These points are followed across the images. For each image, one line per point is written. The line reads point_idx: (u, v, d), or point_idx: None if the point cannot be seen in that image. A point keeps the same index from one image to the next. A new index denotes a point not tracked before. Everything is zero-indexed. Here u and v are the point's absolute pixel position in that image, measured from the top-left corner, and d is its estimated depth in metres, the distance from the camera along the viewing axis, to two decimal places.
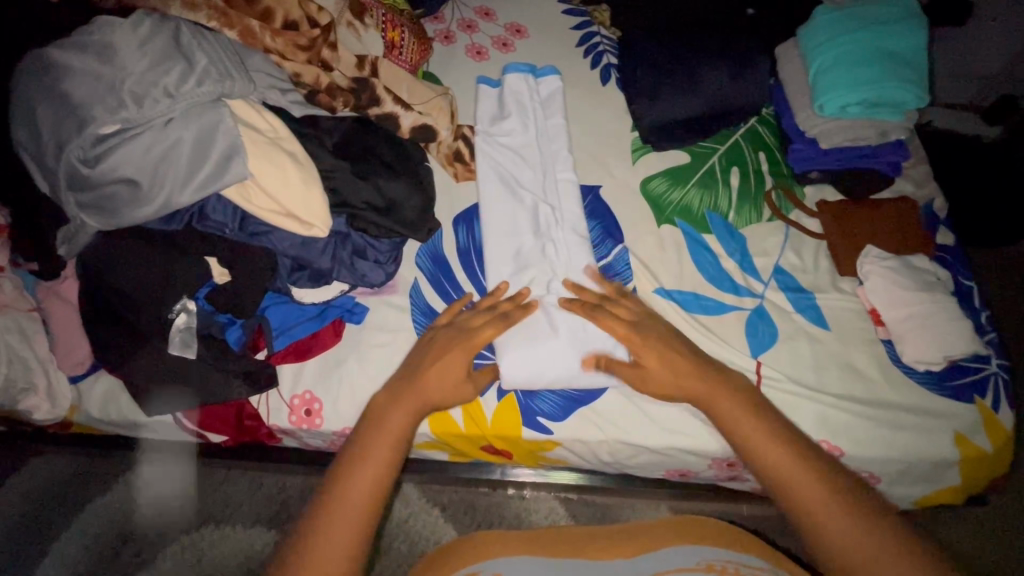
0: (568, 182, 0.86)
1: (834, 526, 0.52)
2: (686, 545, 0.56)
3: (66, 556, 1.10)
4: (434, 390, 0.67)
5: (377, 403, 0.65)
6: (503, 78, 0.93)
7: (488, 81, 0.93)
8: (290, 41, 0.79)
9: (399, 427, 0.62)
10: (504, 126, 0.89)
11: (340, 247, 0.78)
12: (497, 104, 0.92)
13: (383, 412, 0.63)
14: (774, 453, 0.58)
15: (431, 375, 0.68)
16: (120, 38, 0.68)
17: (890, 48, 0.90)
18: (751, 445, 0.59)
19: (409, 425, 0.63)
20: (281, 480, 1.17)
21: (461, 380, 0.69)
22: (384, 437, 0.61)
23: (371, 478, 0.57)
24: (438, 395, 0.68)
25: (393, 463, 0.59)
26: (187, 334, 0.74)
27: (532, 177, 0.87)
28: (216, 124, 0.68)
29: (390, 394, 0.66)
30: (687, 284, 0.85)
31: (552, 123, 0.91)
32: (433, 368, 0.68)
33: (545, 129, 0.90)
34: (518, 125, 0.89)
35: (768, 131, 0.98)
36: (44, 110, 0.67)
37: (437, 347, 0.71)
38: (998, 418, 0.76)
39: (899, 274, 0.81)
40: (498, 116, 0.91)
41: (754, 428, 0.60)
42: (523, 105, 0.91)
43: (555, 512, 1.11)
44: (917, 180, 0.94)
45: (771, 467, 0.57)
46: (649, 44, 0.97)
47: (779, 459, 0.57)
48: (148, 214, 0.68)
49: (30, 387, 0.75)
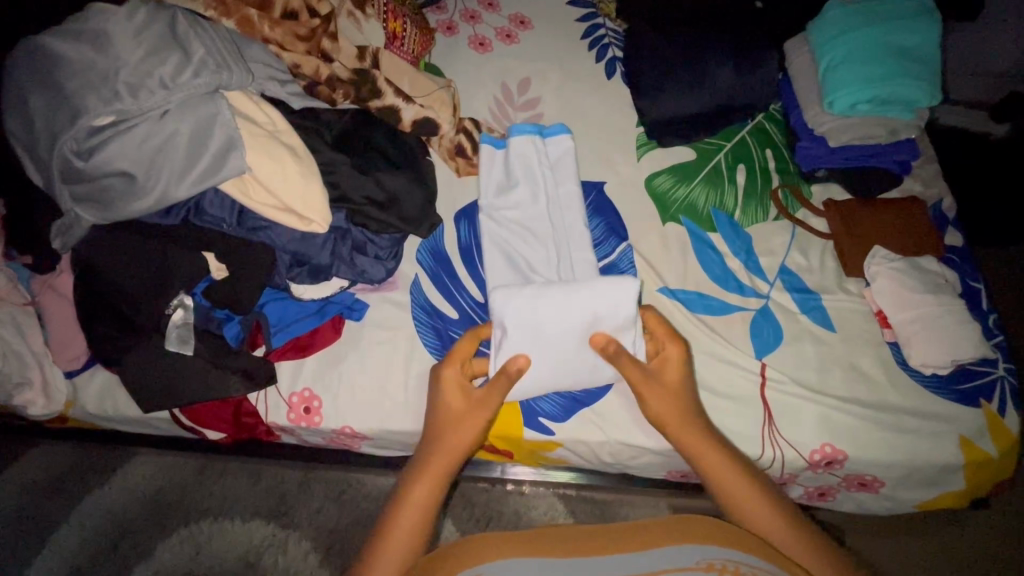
0: (584, 262, 0.79)
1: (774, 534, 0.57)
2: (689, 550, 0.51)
3: (63, 548, 1.10)
4: (456, 441, 0.63)
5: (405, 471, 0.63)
6: (508, 138, 0.85)
7: (492, 139, 0.85)
8: (289, 31, 0.79)
9: (426, 493, 0.60)
10: (512, 199, 0.82)
11: (340, 243, 0.77)
12: (503, 171, 0.84)
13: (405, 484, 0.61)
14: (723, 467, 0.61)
15: (444, 424, 0.64)
16: (114, 27, 0.66)
17: (901, 44, 0.88)
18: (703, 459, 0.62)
19: (433, 493, 0.60)
20: (280, 473, 1.16)
21: (471, 414, 0.64)
22: (411, 501, 0.59)
23: (402, 539, 0.57)
24: (457, 441, 0.63)
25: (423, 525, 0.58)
26: (185, 330, 0.73)
27: (545, 258, 0.79)
28: (213, 117, 0.66)
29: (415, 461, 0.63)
30: (692, 284, 0.83)
31: (564, 190, 0.83)
32: (442, 418, 0.65)
33: (556, 199, 0.82)
34: (528, 197, 0.82)
35: (776, 127, 0.96)
36: (37, 100, 0.66)
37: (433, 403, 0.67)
38: (1004, 422, 0.76)
39: (907, 275, 0.79)
40: (506, 185, 0.84)
41: (701, 442, 0.63)
42: (533, 171, 0.84)
43: (554, 509, 1.11)
44: (925, 179, 0.93)
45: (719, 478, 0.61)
46: (655, 38, 0.95)
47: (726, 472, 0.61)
48: (144, 208, 0.67)
49: (26, 381, 0.74)
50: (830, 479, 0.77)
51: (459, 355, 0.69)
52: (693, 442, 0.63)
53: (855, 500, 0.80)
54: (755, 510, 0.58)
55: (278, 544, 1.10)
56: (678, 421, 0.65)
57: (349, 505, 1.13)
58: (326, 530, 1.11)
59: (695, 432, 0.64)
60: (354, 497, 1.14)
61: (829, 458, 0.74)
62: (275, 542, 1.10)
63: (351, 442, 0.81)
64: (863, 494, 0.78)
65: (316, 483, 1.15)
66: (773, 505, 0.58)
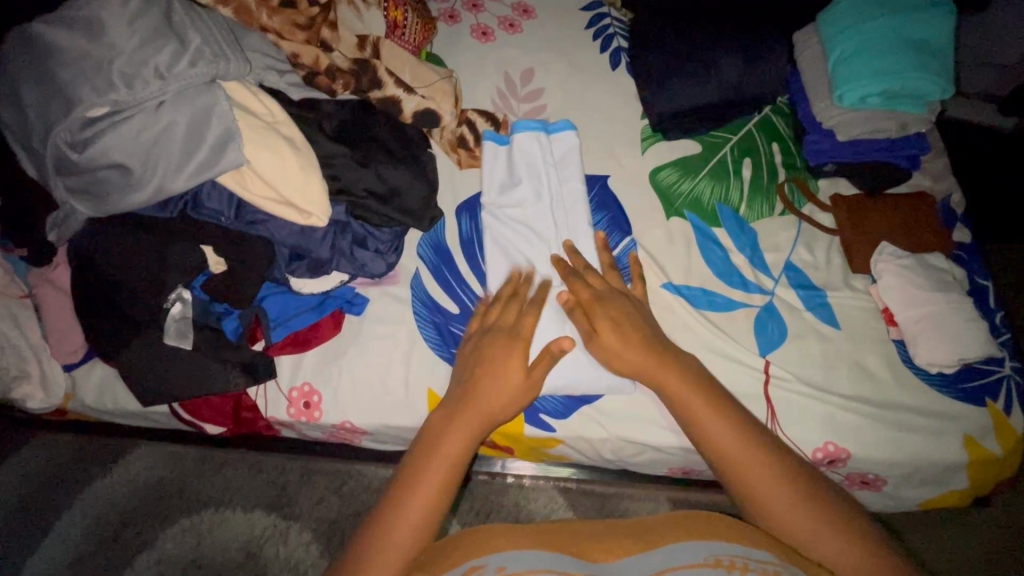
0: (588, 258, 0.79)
1: (756, 475, 0.56)
2: (694, 547, 0.51)
3: (66, 537, 1.10)
4: (493, 401, 0.64)
5: (434, 419, 0.63)
6: (512, 135, 0.85)
7: (495, 136, 0.85)
8: (287, 20, 0.78)
9: (460, 449, 0.60)
10: (515, 196, 0.82)
11: (339, 237, 0.75)
12: (506, 168, 0.83)
13: (441, 436, 0.61)
14: (694, 399, 0.61)
15: (485, 386, 0.64)
16: (109, 14, 0.65)
17: (914, 36, 0.86)
18: (697, 417, 0.60)
19: (464, 451, 0.60)
20: (281, 465, 1.16)
21: (520, 389, 0.65)
22: (445, 454, 0.59)
23: (430, 491, 0.57)
24: (497, 407, 0.64)
25: (450, 480, 0.59)
26: (183, 322, 0.73)
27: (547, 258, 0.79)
28: (210, 108, 0.65)
29: (448, 411, 0.64)
30: (696, 280, 0.82)
31: (568, 189, 0.83)
32: (485, 381, 0.65)
33: (560, 198, 0.82)
34: (531, 196, 0.82)
35: (784, 122, 0.94)
36: (30, 90, 0.64)
37: (488, 346, 0.68)
38: (1009, 422, 0.75)
39: (914, 273, 0.79)
40: (508, 184, 0.83)
41: (676, 380, 0.63)
42: (536, 170, 0.83)
43: (554, 502, 1.10)
44: (934, 175, 0.91)
45: (712, 437, 0.59)
46: (662, 28, 0.93)
47: (720, 430, 0.58)
48: (141, 200, 0.66)
49: (24, 375, 0.74)
50: (833, 478, 0.77)
51: (524, 334, 0.68)
52: (665, 378, 0.63)
53: (857, 497, 0.80)
54: (725, 440, 0.58)
55: (279, 535, 1.10)
56: (667, 376, 0.63)
57: (350, 497, 1.13)
58: (326, 522, 1.11)
59: (690, 390, 0.62)
60: (354, 488, 1.14)
61: (832, 457, 0.74)
62: (277, 533, 1.11)
63: (351, 437, 0.81)
64: (865, 492, 0.78)
65: (316, 474, 1.15)
66: (742, 433, 0.58)
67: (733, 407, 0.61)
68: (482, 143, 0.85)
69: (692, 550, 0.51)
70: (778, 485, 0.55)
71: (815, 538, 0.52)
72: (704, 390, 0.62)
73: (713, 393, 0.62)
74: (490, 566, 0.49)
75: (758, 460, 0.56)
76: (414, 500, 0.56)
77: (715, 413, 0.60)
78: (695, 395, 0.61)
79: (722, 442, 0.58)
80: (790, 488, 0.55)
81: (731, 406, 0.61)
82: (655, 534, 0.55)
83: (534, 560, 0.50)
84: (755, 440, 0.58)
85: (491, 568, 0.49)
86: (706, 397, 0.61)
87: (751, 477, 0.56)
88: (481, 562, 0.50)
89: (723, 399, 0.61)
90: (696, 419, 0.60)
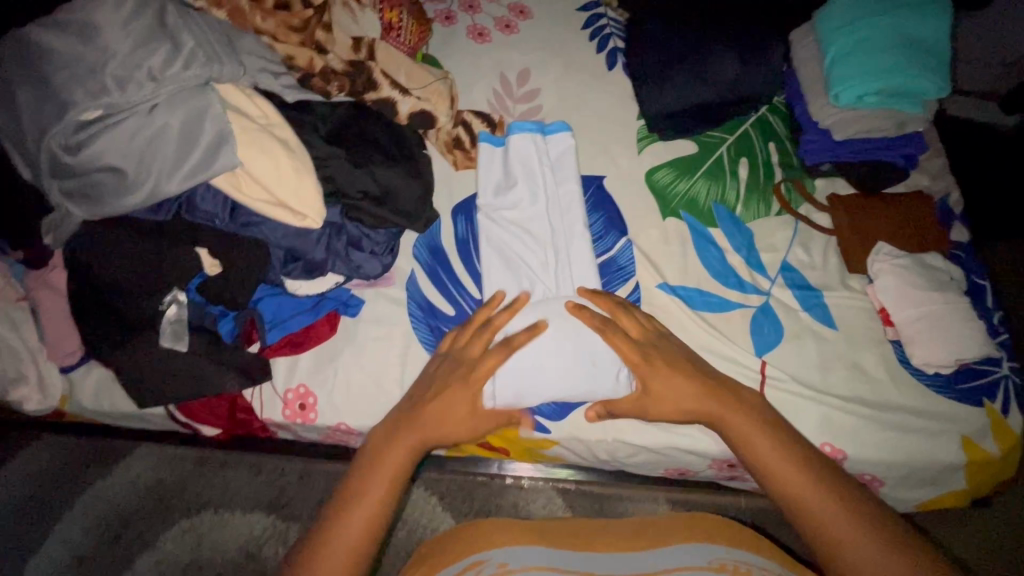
0: (584, 259, 0.78)
1: (809, 496, 0.57)
2: (697, 550, 0.53)
3: (66, 539, 1.11)
4: (439, 420, 0.65)
5: (382, 431, 0.66)
6: (508, 136, 0.84)
7: (491, 138, 0.84)
8: (282, 23, 0.78)
9: (398, 463, 0.63)
10: (510, 198, 0.81)
11: (334, 238, 0.76)
12: (502, 170, 0.83)
13: (382, 448, 0.64)
14: (739, 420, 0.63)
15: (433, 405, 0.66)
16: (102, 18, 0.65)
17: (910, 33, 0.86)
18: (747, 438, 0.62)
19: (404, 466, 0.63)
20: (280, 466, 1.16)
21: (463, 406, 0.66)
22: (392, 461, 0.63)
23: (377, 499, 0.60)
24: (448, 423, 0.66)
25: (395, 489, 0.62)
26: (179, 325, 0.73)
27: (542, 259, 0.78)
28: (204, 111, 0.65)
29: (394, 423, 0.66)
30: (692, 280, 0.82)
31: (564, 191, 0.82)
32: (434, 396, 0.67)
33: (556, 199, 0.81)
34: (527, 197, 0.81)
35: (779, 119, 0.94)
36: (24, 94, 0.65)
37: (440, 368, 0.69)
38: (1007, 422, 0.74)
39: (911, 273, 0.78)
40: (504, 184, 0.82)
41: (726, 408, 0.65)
42: (531, 171, 0.82)
43: (553, 503, 1.10)
44: (932, 174, 0.91)
45: (760, 456, 0.61)
46: (658, 28, 0.93)
47: (768, 451, 0.60)
48: (134, 204, 0.66)
49: (20, 379, 0.75)
50: None
51: (481, 371, 0.67)
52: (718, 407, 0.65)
53: None
54: (774, 461, 0.60)
55: (278, 536, 1.11)
56: (714, 405, 0.65)
57: None
58: None
59: (739, 412, 0.64)
60: None
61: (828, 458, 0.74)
62: (276, 534, 1.11)
63: (347, 439, 0.81)
64: None
65: (315, 475, 1.16)
66: (789, 455, 0.60)
67: (784, 431, 0.63)
68: (478, 144, 0.85)
69: (695, 553, 0.53)
70: (829, 505, 0.56)
71: (868, 559, 0.52)
72: (756, 415, 0.64)
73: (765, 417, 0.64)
74: (490, 562, 0.53)
75: (808, 479, 0.58)
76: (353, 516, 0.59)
77: (762, 435, 0.62)
78: (743, 419, 0.63)
79: (771, 463, 0.60)
80: (844, 511, 0.55)
81: (782, 431, 0.63)
82: (658, 536, 0.57)
83: (531, 556, 0.54)
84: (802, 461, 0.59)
85: (492, 564, 0.53)
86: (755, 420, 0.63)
87: (804, 498, 0.57)
88: (482, 558, 0.54)
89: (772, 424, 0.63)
90: (746, 440, 0.62)
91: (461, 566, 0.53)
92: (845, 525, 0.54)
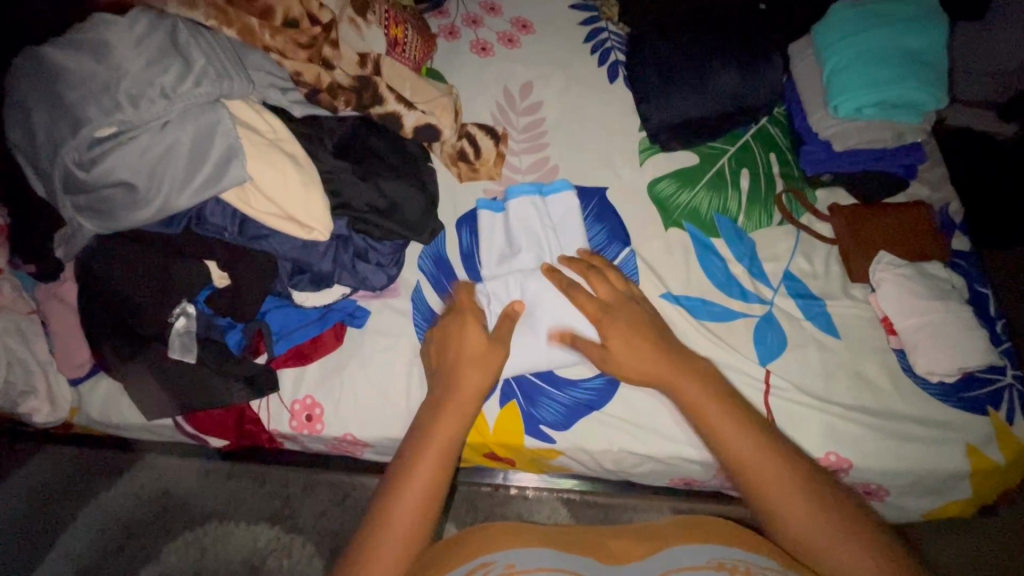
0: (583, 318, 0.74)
1: (767, 476, 0.52)
2: (698, 550, 0.52)
3: (71, 551, 1.11)
4: (473, 383, 0.64)
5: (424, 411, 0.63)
6: (507, 201, 0.83)
7: (491, 205, 0.83)
8: (290, 39, 0.77)
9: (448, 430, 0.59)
10: (515, 265, 0.79)
11: (341, 250, 0.77)
12: (505, 238, 0.81)
13: (428, 419, 0.61)
14: (687, 385, 0.61)
15: (468, 372, 0.65)
16: (116, 37, 0.66)
17: (907, 46, 0.87)
18: (717, 430, 0.56)
19: (457, 428, 0.59)
20: (284, 477, 1.16)
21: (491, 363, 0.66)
22: (435, 439, 0.58)
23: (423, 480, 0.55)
24: (476, 389, 0.64)
25: (445, 474, 0.56)
26: (187, 337, 0.73)
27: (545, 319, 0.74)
28: (214, 127, 0.66)
29: (434, 401, 0.63)
30: (695, 290, 0.83)
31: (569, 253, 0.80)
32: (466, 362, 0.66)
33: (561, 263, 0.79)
34: (533, 263, 0.78)
35: (780, 132, 0.95)
36: (39, 113, 0.66)
37: (458, 331, 0.70)
38: (1012, 430, 0.75)
39: (913, 282, 0.79)
40: (508, 253, 0.80)
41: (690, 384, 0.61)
42: (536, 236, 0.80)
43: (558, 513, 1.10)
44: (932, 183, 0.92)
45: (732, 450, 0.54)
46: (658, 42, 0.95)
47: (742, 443, 0.54)
48: (146, 217, 0.67)
49: (31, 390, 0.75)
50: None
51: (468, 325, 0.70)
52: (681, 383, 0.61)
53: None
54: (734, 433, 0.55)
55: (282, 548, 1.11)
56: (683, 381, 0.61)
57: (353, 510, 1.13)
58: (329, 534, 1.12)
59: (713, 405, 0.58)
60: (357, 501, 1.14)
61: (834, 467, 0.74)
62: (280, 546, 1.11)
63: (353, 449, 0.81)
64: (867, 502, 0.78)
65: (319, 486, 1.15)
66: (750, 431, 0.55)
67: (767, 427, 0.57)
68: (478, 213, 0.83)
69: (697, 554, 0.52)
70: (791, 493, 0.51)
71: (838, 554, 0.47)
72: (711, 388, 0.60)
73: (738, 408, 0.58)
74: (498, 563, 0.50)
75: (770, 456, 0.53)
76: (408, 493, 0.54)
77: (720, 409, 0.57)
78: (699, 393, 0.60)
79: (727, 438, 0.55)
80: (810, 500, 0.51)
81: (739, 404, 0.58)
82: (660, 539, 0.56)
83: (539, 557, 0.51)
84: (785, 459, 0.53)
85: (499, 565, 0.50)
86: (735, 417, 0.56)
87: (766, 480, 0.52)
88: (488, 560, 0.51)
89: (750, 418, 0.56)
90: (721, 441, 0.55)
91: (467, 568, 0.50)
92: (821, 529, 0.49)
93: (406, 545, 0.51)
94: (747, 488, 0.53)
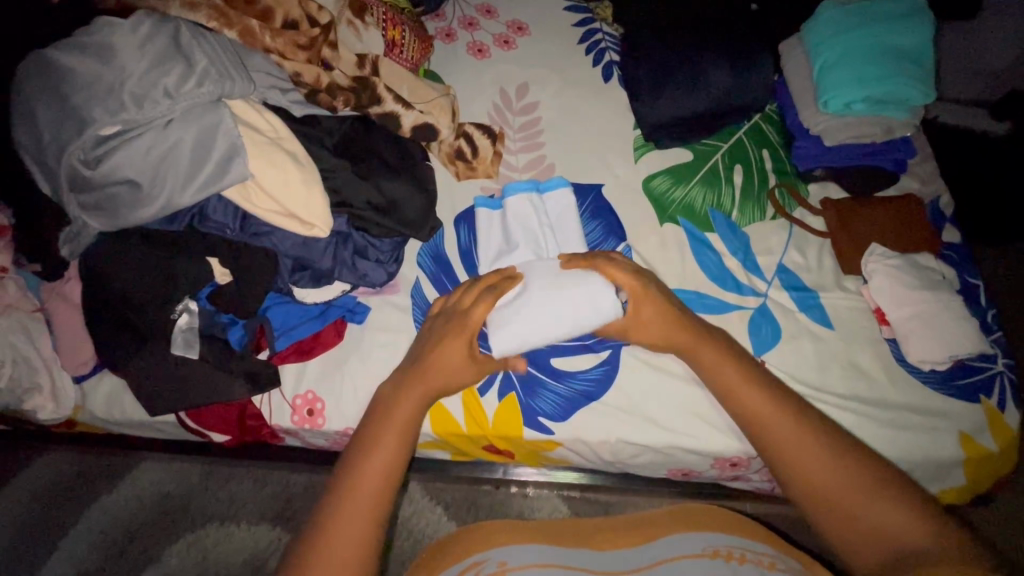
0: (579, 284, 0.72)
1: (786, 432, 0.59)
2: (692, 540, 0.56)
3: (73, 553, 1.11)
4: (445, 375, 0.66)
5: (385, 392, 0.65)
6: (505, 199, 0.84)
7: (489, 203, 0.84)
8: (290, 41, 0.79)
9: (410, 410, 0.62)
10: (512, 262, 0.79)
11: (341, 247, 0.78)
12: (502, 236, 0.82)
13: (391, 399, 0.63)
14: (707, 351, 0.67)
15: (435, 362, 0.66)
16: (120, 39, 0.68)
17: (896, 44, 0.89)
18: (740, 394, 0.63)
19: (416, 409, 0.63)
20: (285, 478, 1.17)
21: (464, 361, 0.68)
22: (394, 420, 0.61)
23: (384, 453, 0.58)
24: (444, 380, 0.66)
25: (404, 450, 0.59)
26: (190, 333, 0.75)
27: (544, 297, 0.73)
28: (216, 126, 0.68)
29: (397, 382, 0.66)
30: (690, 283, 0.84)
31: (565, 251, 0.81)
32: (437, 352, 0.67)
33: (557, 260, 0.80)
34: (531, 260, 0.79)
35: (772, 128, 0.97)
36: (45, 112, 0.67)
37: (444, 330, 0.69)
38: (1003, 417, 0.76)
39: (903, 272, 0.80)
40: (505, 250, 0.81)
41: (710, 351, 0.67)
42: (533, 234, 0.81)
43: (558, 510, 1.11)
44: (923, 177, 0.93)
45: (759, 413, 0.61)
46: (651, 42, 0.96)
47: (764, 405, 0.61)
48: (150, 214, 0.68)
49: (35, 387, 0.76)
50: None
51: (473, 319, 0.68)
52: (702, 351, 0.67)
53: None
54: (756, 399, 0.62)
55: (284, 548, 1.11)
56: (702, 349, 0.67)
57: None
58: None
59: (745, 383, 0.63)
60: None
61: None
62: (282, 546, 1.11)
63: None
64: None
65: (321, 487, 1.16)
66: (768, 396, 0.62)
67: (816, 420, 0.60)
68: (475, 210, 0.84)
69: (690, 543, 0.56)
70: (812, 450, 0.58)
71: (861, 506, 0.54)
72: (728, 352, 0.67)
73: (787, 399, 0.62)
74: (490, 562, 0.55)
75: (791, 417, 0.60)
76: (371, 467, 0.57)
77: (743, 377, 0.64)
78: (720, 361, 0.66)
79: (748, 398, 0.62)
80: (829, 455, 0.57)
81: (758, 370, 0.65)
82: (657, 528, 0.60)
83: (530, 554, 0.56)
84: (843, 458, 0.57)
85: (492, 563, 0.55)
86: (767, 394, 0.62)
87: (784, 437, 0.59)
88: (481, 558, 0.56)
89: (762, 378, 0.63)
90: (783, 452, 0.59)
91: (460, 567, 0.55)
92: (837, 479, 0.56)
93: (369, 519, 0.55)
94: (771, 446, 0.60)
